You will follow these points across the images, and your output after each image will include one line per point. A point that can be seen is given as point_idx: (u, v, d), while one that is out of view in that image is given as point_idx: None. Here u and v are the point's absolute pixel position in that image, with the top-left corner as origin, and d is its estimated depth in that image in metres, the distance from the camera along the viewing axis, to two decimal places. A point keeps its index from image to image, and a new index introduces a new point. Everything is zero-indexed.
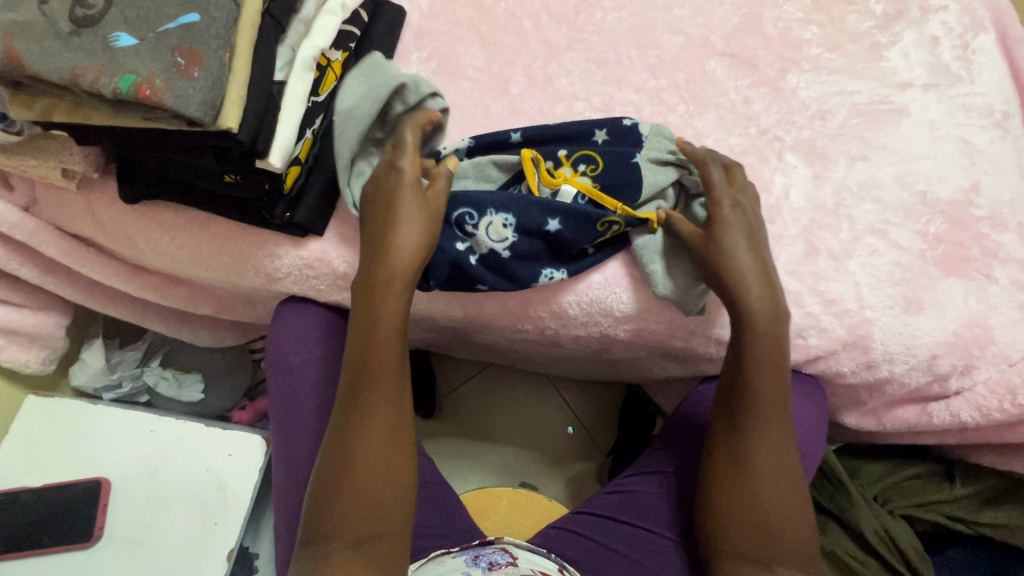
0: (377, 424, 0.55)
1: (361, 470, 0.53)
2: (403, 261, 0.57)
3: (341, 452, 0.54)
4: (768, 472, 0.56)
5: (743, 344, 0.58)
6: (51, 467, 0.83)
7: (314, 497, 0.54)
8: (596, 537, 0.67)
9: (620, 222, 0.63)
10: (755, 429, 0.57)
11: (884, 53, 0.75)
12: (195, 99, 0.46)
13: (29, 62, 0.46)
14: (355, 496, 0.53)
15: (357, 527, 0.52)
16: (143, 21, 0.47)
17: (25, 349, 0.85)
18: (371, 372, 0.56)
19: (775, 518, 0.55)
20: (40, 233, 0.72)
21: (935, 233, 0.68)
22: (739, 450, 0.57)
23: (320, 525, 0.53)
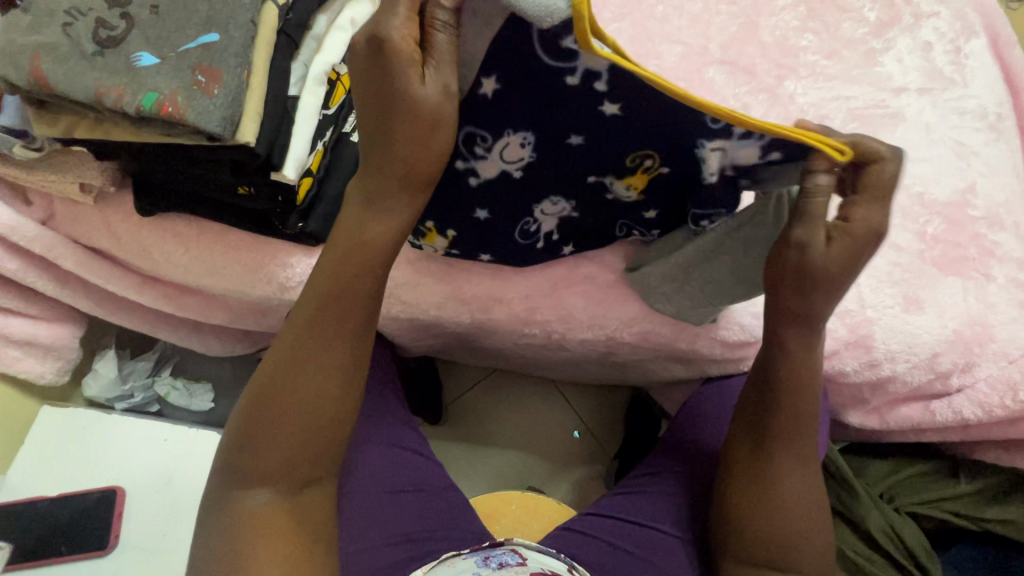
0: (332, 369, 0.51)
1: (298, 422, 0.50)
2: (394, 178, 0.47)
3: (283, 396, 0.50)
4: (792, 493, 0.56)
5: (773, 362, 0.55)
6: (67, 476, 0.84)
7: (237, 433, 0.51)
8: (607, 539, 0.67)
9: (655, 158, 0.52)
10: (784, 459, 0.56)
11: (878, 59, 0.77)
12: (215, 115, 0.47)
13: (56, 83, 0.48)
14: (285, 444, 0.50)
15: (286, 476, 0.51)
16: (164, 41, 0.49)
17: (39, 360, 0.87)
18: (335, 312, 0.50)
19: (791, 541, 0.56)
20: (57, 246, 0.74)
21: (933, 234, 0.69)
22: (765, 471, 0.57)
23: (246, 471, 0.50)
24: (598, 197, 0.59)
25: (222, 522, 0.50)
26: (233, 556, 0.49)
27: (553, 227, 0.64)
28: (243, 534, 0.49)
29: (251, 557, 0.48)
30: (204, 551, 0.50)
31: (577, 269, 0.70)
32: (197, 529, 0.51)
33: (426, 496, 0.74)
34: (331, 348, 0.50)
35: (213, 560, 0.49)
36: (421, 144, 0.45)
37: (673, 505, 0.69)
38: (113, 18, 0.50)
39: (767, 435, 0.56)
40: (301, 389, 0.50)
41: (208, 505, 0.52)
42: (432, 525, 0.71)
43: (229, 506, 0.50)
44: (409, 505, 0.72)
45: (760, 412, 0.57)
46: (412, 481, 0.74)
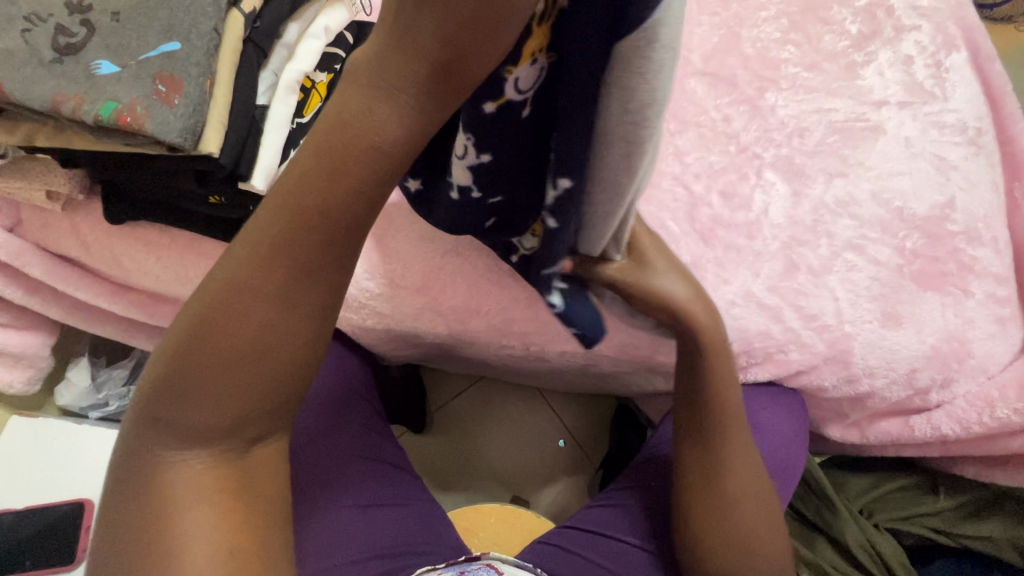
0: (294, 302, 0.39)
1: (234, 367, 0.39)
2: (410, 61, 0.33)
3: (209, 339, 0.39)
4: (740, 479, 0.59)
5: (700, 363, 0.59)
6: (33, 488, 0.82)
7: (167, 374, 0.40)
8: (584, 553, 0.66)
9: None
10: (723, 448, 0.59)
11: (859, 72, 0.77)
12: (176, 125, 0.46)
13: (12, 91, 0.46)
14: (230, 390, 0.40)
15: (228, 434, 0.42)
16: (125, 48, 0.47)
17: (10, 368, 0.85)
18: (301, 240, 0.37)
19: (750, 524, 0.59)
20: (25, 253, 0.72)
21: (912, 248, 0.69)
22: (710, 466, 0.59)
23: (181, 418, 0.41)
24: (505, 114, 0.38)
25: (139, 482, 0.42)
26: (158, 527, 0.40)
27: (469, 182, 0.45)
28: (163, 504, 0.41)
29: (178, 534, 0.40)
30: (117, 522, 0.41)
31: None
32: (108, 494, 0.43)
33: (406, 507, 0.73)
34: (290, 279, 0.38)
35: (133, 531, 0.40)
36: (474, 47, 0.31)
37: (653, 516, 0.68)
38: (73, 25, 0.48)
39: (704, 426, 0.59)
40: (243, 323, 0.38)
41: (122, 464, 0.43)
42: (400, 538, 0.70)
43: (149, 463, 0.42)
44: (381, 520, 0.70)
45: (697, 423, 0.60)
46: (388, 496, 0.73)
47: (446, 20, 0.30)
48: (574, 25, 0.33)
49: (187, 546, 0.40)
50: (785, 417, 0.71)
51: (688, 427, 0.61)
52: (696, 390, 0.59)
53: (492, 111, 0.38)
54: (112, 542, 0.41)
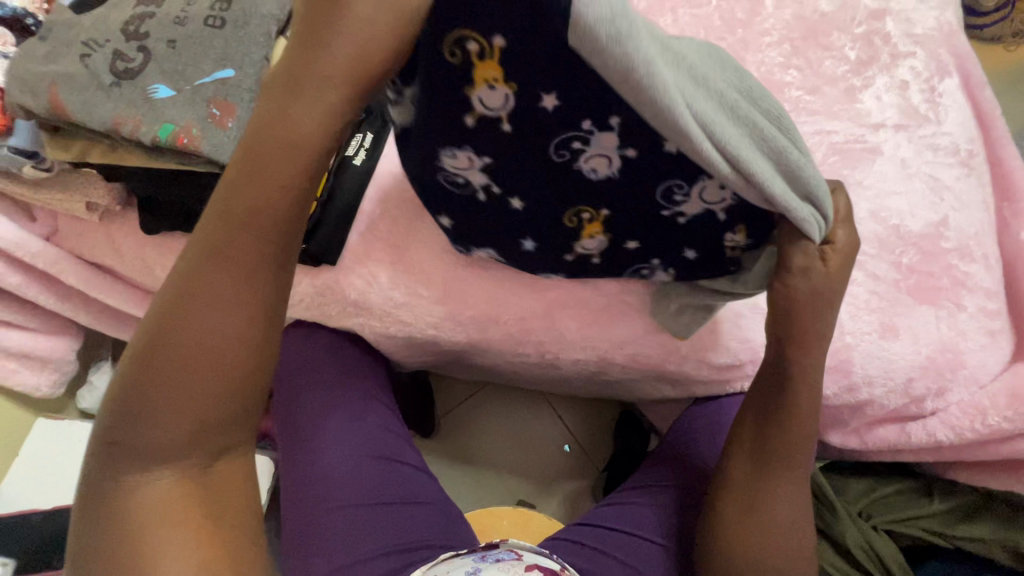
0: (234, 307, 0.45)
1: (184, 377, 0.44)
2: (328, 78, 0.40)
3: (164, 354, 0.44)
4: (782, 514, 0.58)
5: (784, 397, 0.56)
6: (59, 490, 0.85)
7: (124, 395, 0.45)
8: (603, 547, 0.70)
9: (478, 37, 0.38)
10: (777, 478, 0.58)
11: (858, 96, 0.81)
12: (229, 147, 0.49)
13: (74, 112, 0.50)
14: (180, 401, 0.45)
15: (187, 452, 0.46)
16: (180, 74, 0.51)
17: (36, 373, 0.87)
18: (237, 261, 0.44)
19: (779, 558, 0.58)
20: (60, 261, 0.75)
21: (908, 264, 0.73)
22: (757, 494, 0.58)
23: (140, 435, 0.45)
24: (486, 125, 0.46)
25: (108, 512, 0.46)
26: (135, 537, 0.45)
27: (484, 179, 0.53)
28: (139, 515, 0.46)
29: (151, 552, 0.45)
30: (95, 540, 0.46)
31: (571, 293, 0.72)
32: (84, 516, 0.47)
33: (420, 508, 0.75)
34: (233, 289, 0.45)
35: (112, 541, 0.45)
36: (373, 62, 0.40)
37: (665, 515, 0.71)
38: (130, 51, 0.52)
39: (765, 455, 0.58)
40: (194, 334, 0.44)
41: (92, 487, 0.47)
42: (422, 535, 0.72)
43: (118, 482, 0.46)
44: (400, 518, 0.73)
45: (759, 450, 0.58)
46: (405, 494, 0.76)
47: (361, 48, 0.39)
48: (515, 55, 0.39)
49: (162, 558, 0.45)
50: None
51: (749, 451, 0.59)
52: (770, 417, 0.57)
53: (473, 121, 0.46)
54: (92, 556, 0.46)
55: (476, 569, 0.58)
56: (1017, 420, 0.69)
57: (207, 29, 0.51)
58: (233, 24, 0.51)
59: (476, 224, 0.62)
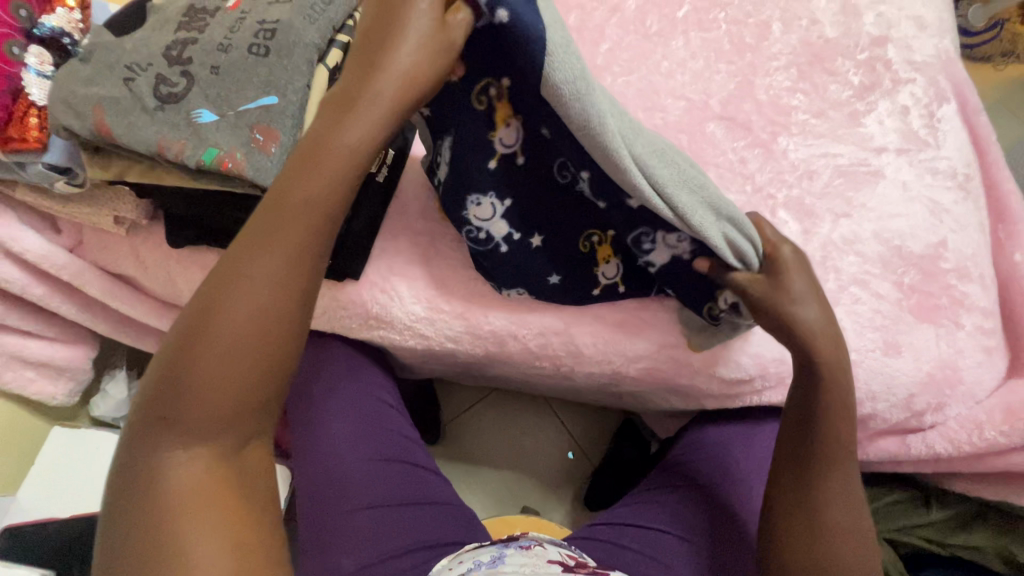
0: (277, 286, 0.46)
1: (225, 354, 0.45)
2: (389, 85, 0.47)
3: (206, 329, 0.45)
4: (836, 518, 0.59)
5: (814, 398, 0.60)
6: (77, 498, 0.85)
7: (163, 374, 0.46)
8: (619, 543, 0.73)
9: (496, 84, 0.55)
10: (823, 480, 0.60)
11: (861, 120, 0.84)
12: (273, 171, 0.51)
13: (120, 135, 0.51)
14: (218, 378, 0.45)
15: (225, 427, 0.46)
16: (224, 100, 0.52)
17: (53, 381, 0.88)
18: (290, 240, 0.47)
19: (841, 563, 0.59)
20: (84, 273, 0.75)
21: (909, 283, 0.76)
22: (807, 500, 0.60)
23: (176, 415, 0.45)
24: (505, 162, 0.61)
25: (137, 488, 0.44)
26: (163, 524, 0.43)
27: (506, 229, 0.66)
28: (168, 500, 0.44)
29: (177, 537, 0.42)
30: (119, 531, 0.43)
31: (588, 310, 0.74)
32: (108, 505, 0.45)
33: (440, 509, 0.77)
34: (279, 266, 0.47)
35: (137, 530, 0.43)
36: (424, 76, 0.48)
37: (678, 515, 0.74)
38: (173, 75, 0.53)
39: (807, 458, 0.60)
40: (238, 311, 0.45)
41: (122, 474, 0.45)
42: (445, 534, 0.74)
43: (148, 466, 0.45)
44: (423, 516, 0.75)
45: (802, 455, 0.61)
46: (425, 496, 0.77)
47: (416, 67, 0.47)
48: (517, 94, 0.55)
49: (193, 545, 0.42)
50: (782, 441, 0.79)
51: (793, 455, 0.61)
52: (807, 419, 0.60)
53: (494, 165, 0.61)
54: (114, 549, 0.43)
55: (498, 550, 0.61)
56: (1012, 434, 0.73)
57: (251, 57, 0.53)
58: (275, 52, 0.53)
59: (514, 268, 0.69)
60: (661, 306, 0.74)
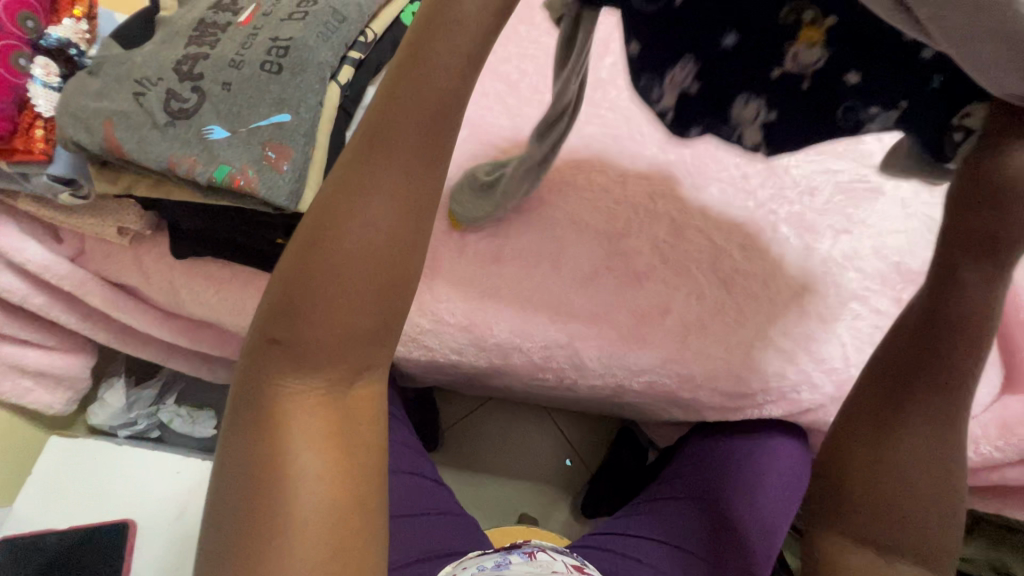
0: (405, 167, 0.29)
1: (355, 256, 0.29)
2: None
3: (332, 213, 0.30)
4: (931, 440, 0.33)
5: (962, 262, 0.32)
6: (72, 510, 0.84)
7: (280, 272, 0.31)
8: (623, 551, 0.73)
9: None
10: (932, 382, 0.33)
11: (860, 138, 0.86)
12: (285, 189, 0.51)
13: (130, 150, 0.51)
14: (343, 294, 0.29)
15: (350, 348, 0.31)
16: (236, 116, 0.52)
17: (51, 390, 0.87)
18: (427, 92, 0.29)
19: (921, 514, 0.33)
20: (86, 283, 0.75)
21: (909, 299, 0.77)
22: (894, 396, 0.34)
23: (290, 333, 0.31)
24: None
25: (248, 416, 0.32)
26: (263, 474, 0.31)
27: None
28: (278, 445, 0.31)
29: (286, 495, 0.30)
30: (225, 465, 0.32)
31: (593, 325, 0.75)
32: (223, 436, 0.33)
33: (441, 519, 0.77)
34: (416, 135, 0.29)
35: (241, 472, 0.31)
36: None
37: (680, 524, 0.75)
38: (185, 91, 0.53)
39: (914, 338, 0.34)
40: (377, 199, 0.29)
41: (237, 399, 0.33)
42: (442, 544, 0.73)
43: (262, 394, 0.32)
44: (421, 528, 0.74)
45: (900, 347, 0.35)
46: (426, 506, 0.77)
47: None
48: None
49: (298, 513, 0.30)
50: (782, 455, 0.79)
51: (895, 348, 0.35)
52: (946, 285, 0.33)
53: None
54: (218, 493, 0.32)
55: (500, 557, 0.61)
56: (1007, 449, 0.74)
57: (264, 73, 0.53)
58: (289, 69, 0.54)
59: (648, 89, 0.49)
60: (664, 320, 0.75)
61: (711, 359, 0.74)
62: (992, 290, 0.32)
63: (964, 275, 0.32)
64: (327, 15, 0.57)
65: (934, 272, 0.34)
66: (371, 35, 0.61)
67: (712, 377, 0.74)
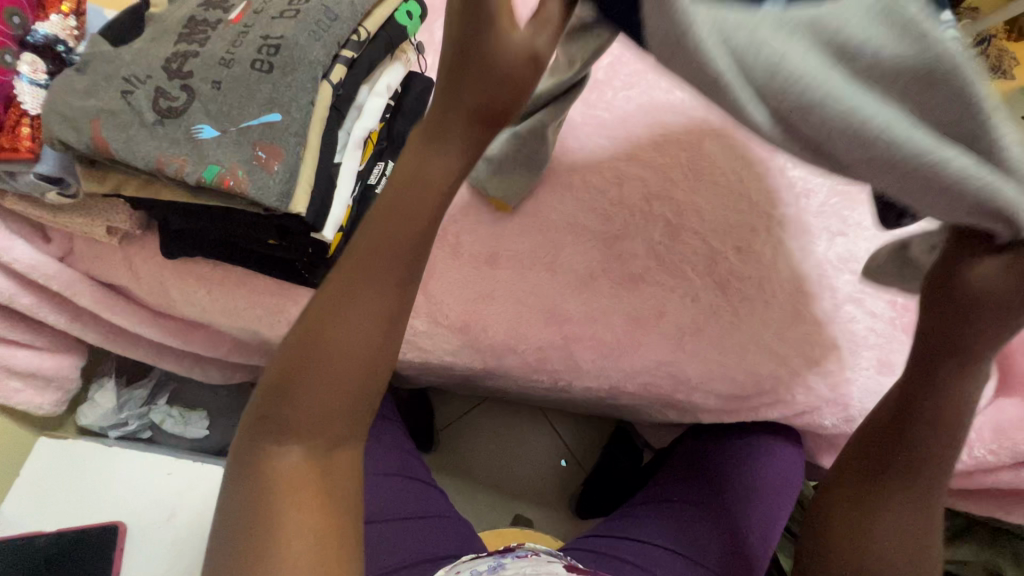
0: (371, 310, 0.40)
1: (330, 367, 0.40)
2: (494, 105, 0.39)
3: (314, 335, 0.40)
4: (890, 533, 0.42)
5: (918, 396, 0.40)
6: (62, 511, 0.83)
7: (278, 372, 0.42)
8: (616, 553, 0.72)
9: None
10: (888, 492, 0.42)
11: None
12: (275, 190, 0.50)
13: (117, 150, 0.50)
14: (324, 391, 0.40)
15: (328, 427, 0.42)
16: (225, 115, 0.52)
17: (40, 392, 0.86)
18: (392, 262, 0.41)
19: None
20: (74, 283, 0.74)
21: (904, 302, 0.77)
22: (860, 497, 0.44)
23: (282, 416, 0.41)
24: None
25: (247, 476, 0.42)
26: (257, 523, 0.40)
27: None
28: (269, 498, 0.41)
29: (271, 541, 0.39)
30: (229, 514, 0.42)
31: (587, 326, 0.74)
32: (226, 486, 0.43)
33: (434, 521, 0.76)
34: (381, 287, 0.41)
35: (239, 520, 0.41)
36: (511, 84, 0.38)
37: (675, 526, 0.75)
38: (174, 89, 0.52)
39: (884, 449, 0.42)
40: (349, 327, 0.40)
41: (238, 459, 0.43)
42: (436, 548, 0.72)
43: (259, 459, 0.42)
44: (413, 531, 0.73)
45: (879, 459, 0.43)
46: (419, 508, 0.77)
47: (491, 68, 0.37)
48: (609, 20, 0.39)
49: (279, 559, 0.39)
50: (779, 461, 0.79)
51: (859, 461, 0.44)
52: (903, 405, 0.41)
53: None
54: (221, 532, 0.42)
55: (495, 560, 0.60)
56: (1000, 453, 0.74)
57: (254, 73, 0.53)
58: (280, 69, 0.53)
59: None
60: (659, 322, 0.74)
61: (706, 361, 0.74)
62: (964, 400, 0.39)
63: (926, 403, 0.40)
64: (319, 13, 0.56)
65: (916, 370, 0.40)
66: (364, 34, 0.59)
67: (708, 379, 0.74)
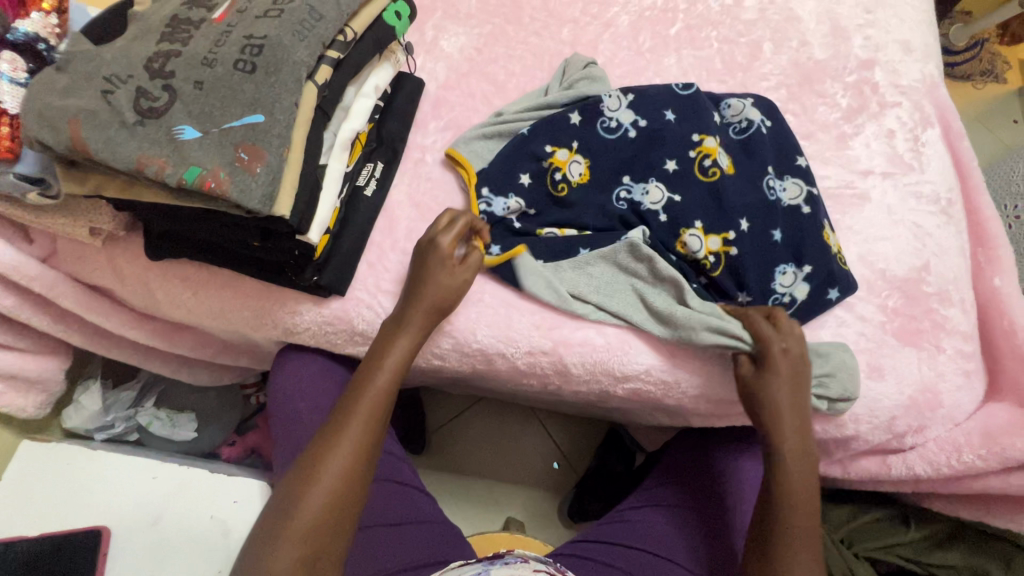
0: (350, 447, 0.59)
1: (320, 493, 0.56)
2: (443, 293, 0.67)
3: (309, 473, 0.57)
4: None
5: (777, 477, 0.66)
6: (46, 515, 0.82)
7: (279, 501, 0.57)
8: (599, 557, 0.73)
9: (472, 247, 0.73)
10: (784, 554, 0.62)
11: (848, 143, 0.85)
12: (257, 193, 0.49)
13: (96, 151, 0.49)
14: (314, 512, 0.55)
15: (315, 543, 0.55)
16: (208, 116, 0.51)
17: (23, 394, 0.85)
18: (367, 406, 0.61)
19: None
20: (57, 284, 0.73)
21: (893, 306, 0.77)
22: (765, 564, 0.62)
23: (277, 539, 0.54)
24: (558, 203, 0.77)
25: None
26: None
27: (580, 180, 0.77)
28: None
29: None
30: None
31: (577, 330, 0.74)
32: None
33: (420, 527, 0.75)
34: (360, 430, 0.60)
35: None
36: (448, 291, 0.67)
37: (662, 532, 0.75)
38: (155, 89, 0.52)
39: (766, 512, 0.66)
40: (335, 463, 0.58)
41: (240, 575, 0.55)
42: (417, 555, 0.72)
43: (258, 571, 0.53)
44: (395, 539, 0.73)
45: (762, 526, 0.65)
46: (404, 514, 0.76)
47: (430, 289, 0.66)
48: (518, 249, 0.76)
49: None
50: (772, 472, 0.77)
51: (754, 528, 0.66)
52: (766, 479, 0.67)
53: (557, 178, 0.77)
54: None
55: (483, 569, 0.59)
56: (989, 458, 0.74)
57: (237, 73, 0.52)
58: (263, 69, 0.52)
59: (784, 125, 0.84)
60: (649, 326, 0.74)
61: (696, 365, 0.73)
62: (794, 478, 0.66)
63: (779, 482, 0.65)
64: (303, 12, 0.55)
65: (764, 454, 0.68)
66: (350, 34, 0.59)
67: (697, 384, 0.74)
